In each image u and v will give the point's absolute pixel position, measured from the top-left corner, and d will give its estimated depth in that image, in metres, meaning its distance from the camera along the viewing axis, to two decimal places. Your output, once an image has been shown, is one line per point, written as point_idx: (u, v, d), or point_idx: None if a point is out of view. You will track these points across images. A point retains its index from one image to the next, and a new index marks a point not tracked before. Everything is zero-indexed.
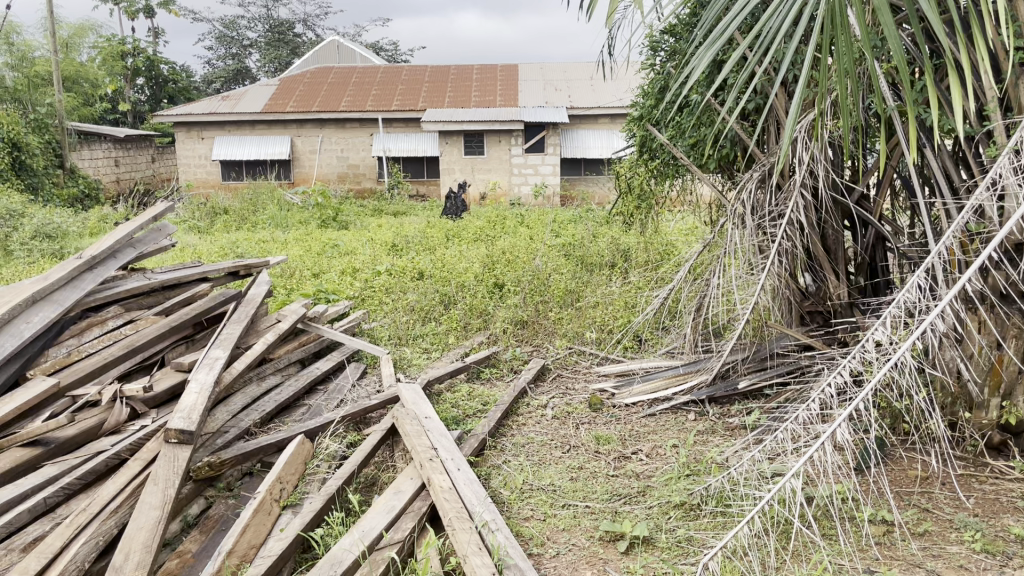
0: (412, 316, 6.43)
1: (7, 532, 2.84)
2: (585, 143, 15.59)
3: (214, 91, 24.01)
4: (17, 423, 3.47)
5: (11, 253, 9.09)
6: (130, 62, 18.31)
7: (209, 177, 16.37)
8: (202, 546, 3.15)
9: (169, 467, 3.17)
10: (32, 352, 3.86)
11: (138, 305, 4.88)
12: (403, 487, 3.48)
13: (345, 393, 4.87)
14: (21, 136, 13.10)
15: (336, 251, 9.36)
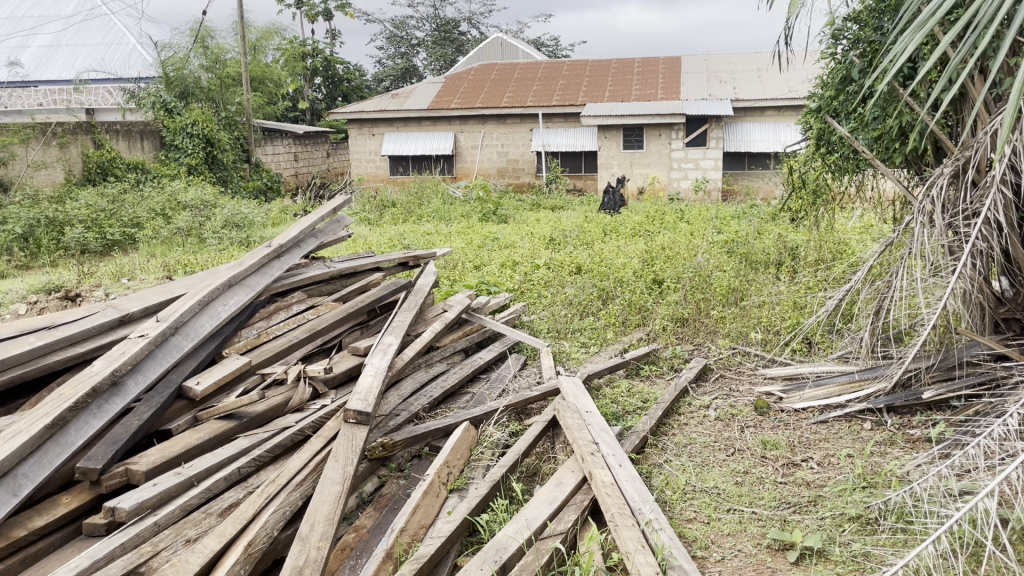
0: (570, 310, 6.47)
1: (207, 496, 3.10)
2: (751, 137, 15.07)
3: (384, 89, 25.08)
4: (213, 397, 3.77)
5: (205, 240, 9.91)
6: (309, 62, 19.82)
7: (378, 172, 17.14)
8: (377, 522, 3.32)
9: (348, 445, 3.36)
10: (228, 332, 4.19)
11: (318, 292, 5.20)
12: (565, 479, 3.51)
13: (507, 384, 4.98)
14: (214, 133, 14.19)
15: (496, 244, 9.55)
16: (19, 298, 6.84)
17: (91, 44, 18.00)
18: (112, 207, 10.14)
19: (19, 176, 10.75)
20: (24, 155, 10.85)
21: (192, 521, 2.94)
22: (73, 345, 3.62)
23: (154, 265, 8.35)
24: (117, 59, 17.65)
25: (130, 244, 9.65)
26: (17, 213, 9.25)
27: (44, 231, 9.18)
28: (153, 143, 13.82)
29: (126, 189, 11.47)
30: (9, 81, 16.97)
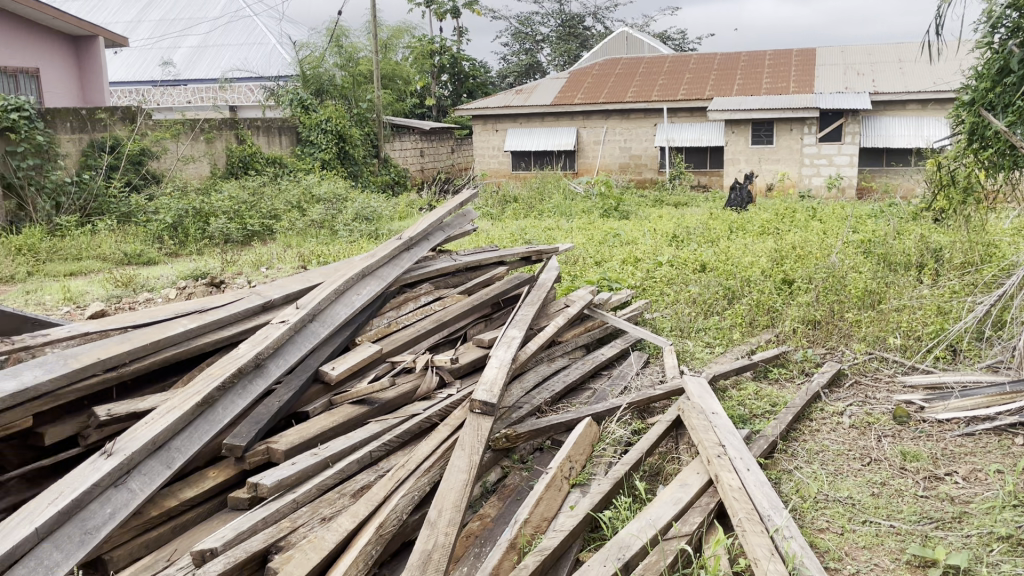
0: (695, 309, 6.34)
1: (341, 477, 3.23)
2: (889, 131, 14.31)
3: (508, 85, 25.32)
4: (347, 382, 3.93)
5: (337, 232, 10.32)
6: (437, 60, 20.23)
7: (501, 167, 17.33)
8: (500, 512, 3.36)
9: (474, 435, 3.42)
10: (361, 320, 4.34)
11: (445, 284, 5.32)
12: (689, 481, 3.45)
13: (630, 381, 4.94)
14: (346, 129, 14.75)
15: (617, 240, 9.48)
16: (169, 284, 7.33)
17: (235, 45, 18.99)
18: (253, 200, 10.69)
19: (170, 170, 11.52)
20: (174, 150, 11.63)
21: (327, 500, 3.07)
22: (221, 329, 3.84)
23: (290, 255, 8.75)
24: (259, 58, 18.58)
25: (268, 234, 10.15)
26: (169, 204, 9.90)
27: (191, 221, 9.79)
28: (291, 139, 14.47)
29: (265, 183, 12.07)
30: (162, 80, 18.14)
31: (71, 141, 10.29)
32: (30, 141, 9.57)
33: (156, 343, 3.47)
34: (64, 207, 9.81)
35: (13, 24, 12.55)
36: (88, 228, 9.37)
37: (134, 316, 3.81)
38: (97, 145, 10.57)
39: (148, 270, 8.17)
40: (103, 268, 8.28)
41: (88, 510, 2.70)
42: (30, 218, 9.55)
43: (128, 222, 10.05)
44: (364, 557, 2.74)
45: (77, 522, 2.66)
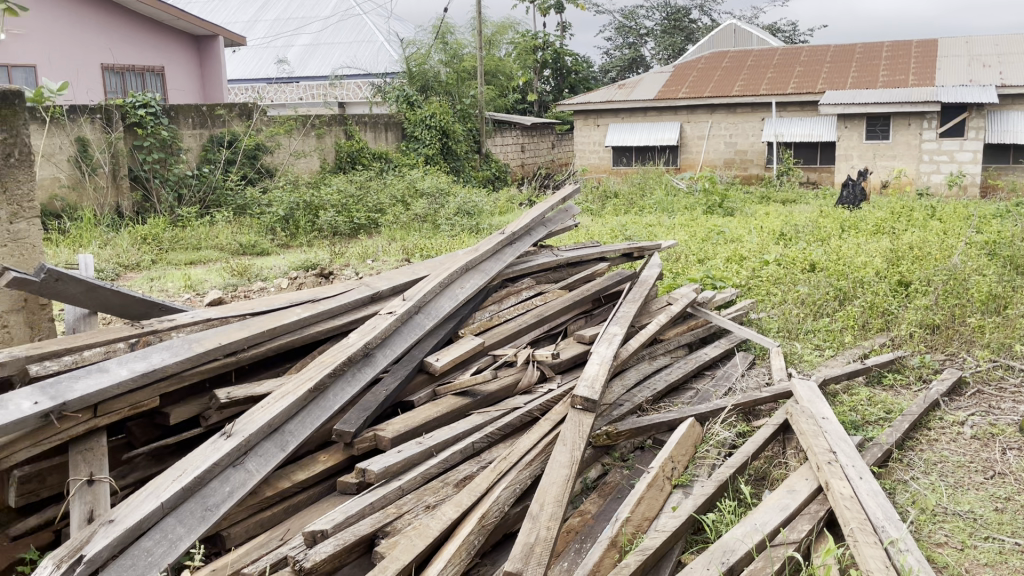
0: (804, 310, 6.14)
1: (444, 467, 3.28)
2: (1018, 125, 13.49)
3: (610, 80, 25.09)
4: (451, 373, 3.98)
5: (439, 226, 10.46)
6: (540, 55, 20.26)
7: (602, 163, 17.19)
8: (601, 509, 3.35)
9: (576, 431, 3.41)
10: (464, 313, 4.40)
11: (546, 279, 5.32)
12: (797, 487, 3.34)
13: (735, 382, 4.82)
14: (450, 125, 14.95)
15: (722, 237, 9.26)
16: (281, 274, 7.61)
17: (344, 43, 19.53)
18: (359, 194, 10.96)
19: (283, 164, 11.95)
20: (287, 145, 12.06)
21: (431, 489, 3.12)
22: (332, 318, 3.96)
23: (394, 248, 8.95)
24: (367, 56, 19.05)
25: (373, 228, 10.39)
26: (281, 197, 10.25)
27: (301, 214, 10.12)
28: (396, 135, 14.77)
29: (371, 177, 12.36)
30: (278, 77, 18.85)
31: (193, 136, 10.81)
32: (155, 137, 10.10)
33: (272, 330, 3.61)
34: (185, 198, 10.35)
35: (137, 25, 13.37)
36: (207, 219, 9.82)
37: (251, 304, 3.97)
38: (216, 140, 11.05)
39: (261, 261, 8.50)
40: (220, 258, 8.66)
41: (208, 488, 2.84)
42: (155, 209, 10.11)
43: (243, 214, 10.47)
44: (466, 547, 2.77)
45: (198, 498, 2.80)
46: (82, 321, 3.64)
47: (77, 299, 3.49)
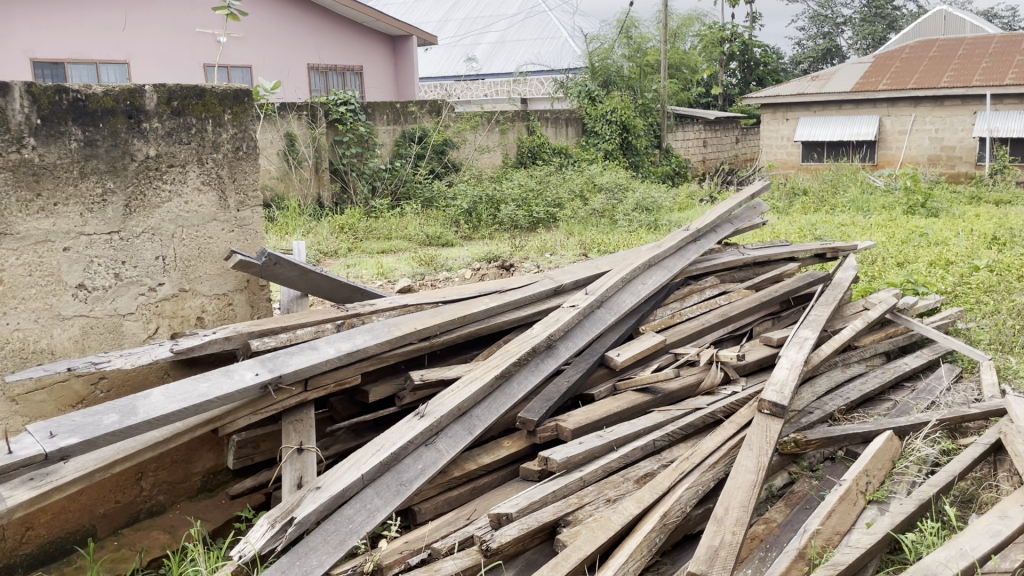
0: (1020, 322, 5.60)
1: (625, 462, 3.28)
2: None
3: (801, 72, 23.93)
4: (631, 369, 3.97)
5: (617, 222, 10.42)
6: (727, 47, 19.71)
7: (789, 158, 16.46)
8: (787, 518, 3.23)
9: (762, 436, 3.30)
10: (647, 309, 4.37)
11: (731, 278, 5.18)
12: (1012, 513, 3.06)
13: (939, 396, 4.47)
14: (631, 120, 14.85)
15: (924, 239, 8.62)
16: (466, 264, 7.88)
17: (530, 39, 19.89)
18: (539, 189, 11.10)
19: (468, 159, 12.37)
20: (472, 140, 12.47)
21: (613, 483, 3.13)
22: (518, 309, 4.06)
23: (572, 242, 9.01)
24: (551, 52, 19.31)
25: (553, 222, 10.51)
26: (465, 191, 10.61)
27: (484, 208, 10.42)
28: (577, 129, 14.87)
29: (552, 172, 12.51)
30: (467, 74, 19.48)
31: (387, 132, 11.42)
32: (354, 132, 10.75)
33: (462, 318, 3.75)
34: (378, 191, 10.94)
35: (339, 27, 14.24)
36: (397, 212, 10.33)
37: (443, 293, 4.15)
38: (408, 136, 11.61)
39: (446, 252, 8.83)
40: (408, 247, 9.11)
41: (403, 464, 3.00)
42: (351, 200, 10.78)
43: (430, 207, 10.90)
44: (648, 543, 2.76)
45: (394, 473, 2.97)
46: (295, 302, 3.99)
47: (291, 282, 3.80)
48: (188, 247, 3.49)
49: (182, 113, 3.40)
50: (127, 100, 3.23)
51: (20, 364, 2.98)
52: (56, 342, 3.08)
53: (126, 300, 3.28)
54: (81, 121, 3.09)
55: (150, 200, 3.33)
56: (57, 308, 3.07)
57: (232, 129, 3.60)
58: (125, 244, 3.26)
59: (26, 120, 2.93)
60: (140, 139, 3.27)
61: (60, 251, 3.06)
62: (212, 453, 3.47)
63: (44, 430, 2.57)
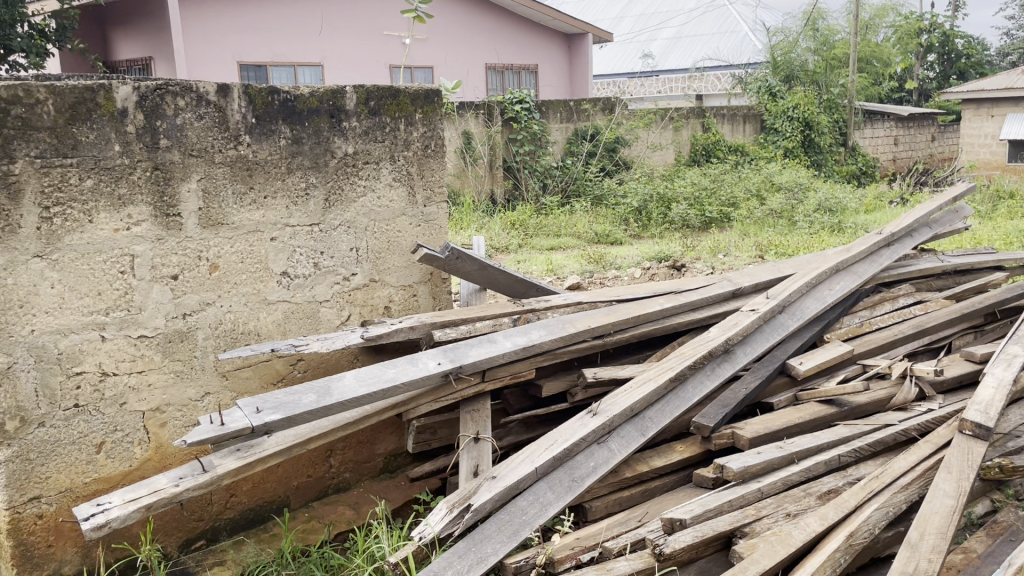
0: None
1: (807, 476, 3.13)
2: None
3: (1010, 64, 21.84)
4: (814, 379, 3.78)
5: (796, 223, 9.94)
6: (925, 38, 18.33)
7: (993, 159, 14.96)
8: (989, 550, 2.97)
9: (963, 459, 3.03)
10: (833, 316, 4.14)
11: (928, 287, 4.82)
12: None
13: None
14: (814, 116, 14.15)
15: None
16: (635, 263, 7.79)
17: (708, 34, 19.42)
18: (713, 188, 10.79)
19: (640, 156, 12.23)
20: (645, 138, 12.33)
21: (793, 497, 3.00)
22: (694, 311, 3.97)
23: (747, 243, 8.69)
24: (730, 47, 18.75)
25: (726, 222, 10.17)
26: (636, 188, 10.49)
27: (654, 206, 10.26)
28: (755, 127, 14.34)
29: (726, 170, 12.13)
30: (641, 71, 19.25)
31: (560, 129, 11.51)
32: (527, 130, 10.92)
33: (637, 317, 3.72)
34: (549, 188, 11.01)
35: (516, 27, 14.51)
36: (567, 209, 10.39)
37: (618, 291, 4.13)
38: (580, 134, 11.66)
39: (616, 250, 8.75)
40: (577, 245, 9.13)
41: (575, 460, 3.02)
42: (523, 197, 10.94)
43: (600, 204, 10.84)
44: (831, 563, 2.63)
45: (567, 469, 2.99)
46: (474, 296, 4.13)
47: (471, 276, 3.92)
48: (379, 240, 3.68)
49: (378, 112, 3.58)
50: (330, 101, 3.43)
51: (231, 344, 3.25)
52: (262, 324, 3.34)
53: (323, 288, 3.51)
54: (290, 120, 3.31)
55: (347, 194, 3.53)
56: (264, 293, 3.33)
57: (422, 128, 3.76)
58: (323, 235, 3.48)
59: (243, 119, 3.17)
60: (340, 137, 3.47)
61: (267, 241, 3.31)
62: (394, 437, 3.65)
63: (251, 406, 2.79)
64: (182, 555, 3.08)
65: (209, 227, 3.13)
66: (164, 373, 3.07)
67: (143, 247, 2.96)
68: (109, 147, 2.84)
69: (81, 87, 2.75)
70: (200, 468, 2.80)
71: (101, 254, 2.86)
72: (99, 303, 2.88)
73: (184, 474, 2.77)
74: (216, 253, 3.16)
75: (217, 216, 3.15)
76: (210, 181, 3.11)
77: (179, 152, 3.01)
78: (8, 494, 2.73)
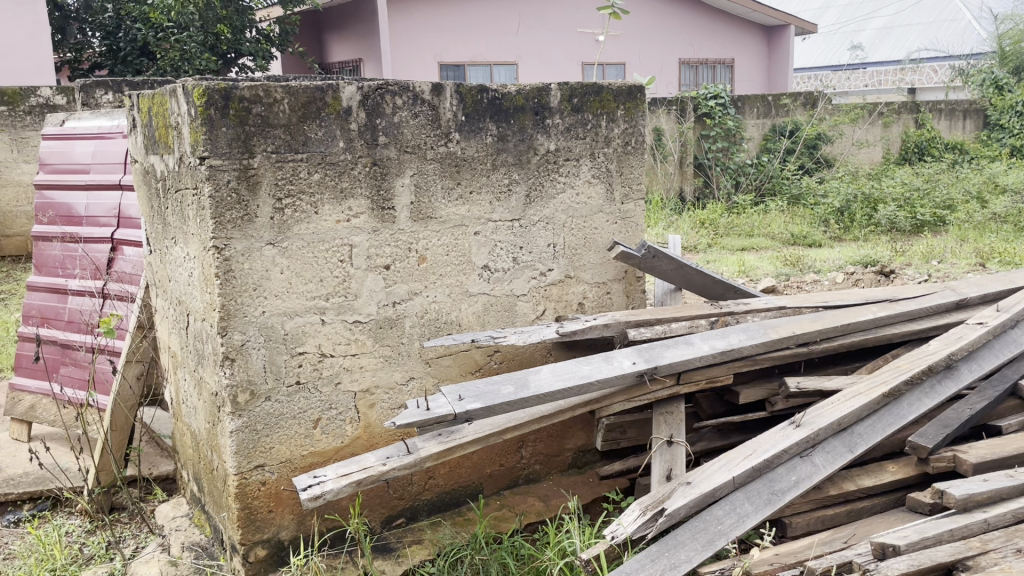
0: None
1: None
2: None
3: None
4: None
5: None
6: None
7: None
8: None
9: None
10: None
11: None
12: None
13: None
14: None
15: None
16: (837, 267, 7.35)
17: (926, 23, 17.99)
18: (926, 188, 9.96)
19: (844, 154, 11.53)
20: (851, 134, 11.60)
21: None
22: (910, 322, 3.68)
23: (965, 249, 7.94)
24: (950, 36, 17.28)
25: (942, 225, 9.34)
26: (838, 188, 9.89)
27: (859, 207, 9.60)
28: (977, 122, 13.11)
29: (942, 170, 11.15)
30: (848, 63, 18.14)
31: (757, 125, 11.08)
32: (722, 126, 10.53)
33: (846, 326, 3.49)
34: (743, 186, 10.62)
35: (713, 20, 14.14)
36: (761, 208, 10.01)
37: (825, 296, 3.91)
38: (778, 130, 11.17)
39: (815, 253, 8.29)
40: (772, 246, 8.74)
41: (776, 472, 2.88)
42: (714, 195, 10.63)
43: (797, 204, 10.31)
44: None
45: (767, 480, 2.86)
46: (669, 296, 4.05)
47: (668, 276, 3.85)
48: (576, 236, 3.70)
49: (581, 109, 3.60)
50: (535, 99, 3.48)
51: (434, 333, 3.38)
52: (463, 315, 3.45)
53: (521, 282, 3.58)
54: (496, 118, 3.39)
55: (548, 190, 3.58)
56: (466, 285, 3.44)
57: (624, 125, 3.73)
58: (523, 231, 3.54)
59: (454, 116, 3.29)
60: (543, 135, 3.52)
61: (471, 234, 3.41)
62: (583, 433, 3.67)
63: (453, 393, 2.89)
64: (384, 531, 3.25)
65: (419, 220, 3.28)
66: (375, 357, 3.25)
67: (360, 238, 3.15)
68: (334, 143, 3.03)
69: (312, 88, 2.95)
70: (405, 449, 2.94)
71: (325, 243, 3.07)
72: (321, 289, 3.09)
73: (391, 454, 2.93)
74: (424, 246, 3.31)
75: (427, 210, 3.29)
76: (421, 177, 3.25)
77: (395, 149, 3.17)
78: (237, 461, 2.98)
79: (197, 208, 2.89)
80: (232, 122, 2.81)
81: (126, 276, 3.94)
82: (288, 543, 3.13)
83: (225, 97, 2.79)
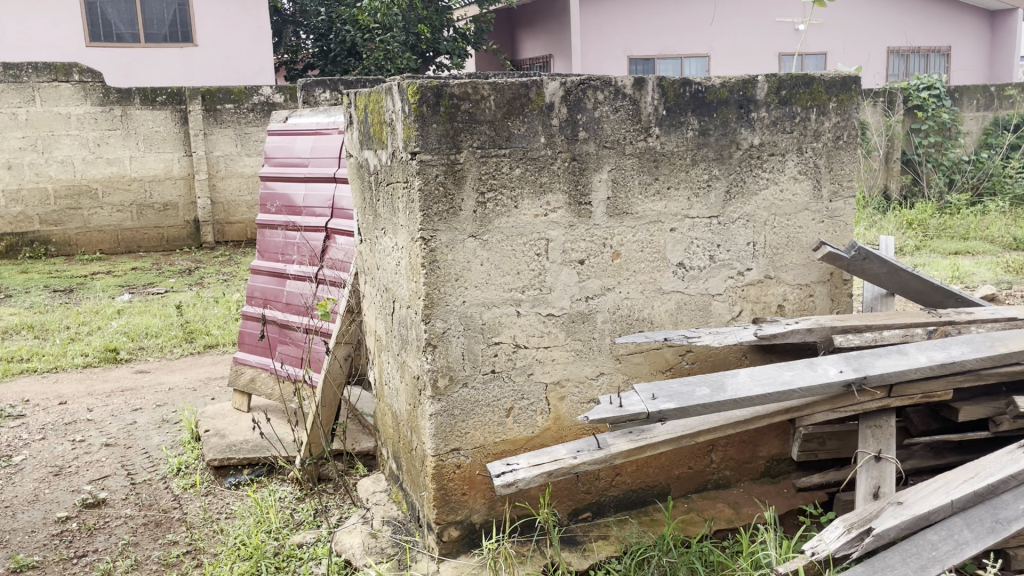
0: None
1: None
2: None
3: None
4: None
5: None
6: None
7: None
8: None
9: None
10: None
11: None
12: None
13: None
14: None
15: None
16: None
17: None
18: None
19: None
20: None
21: None
22: None
23: None
24: None
25: None
26: None
27: None
28: None
29: None
30: None
31: (975, 119, 10.16)
32: (935, 119, 9.80)
33: None
34: (957, 184, 9.80)
35: (926, 5, 13.11)
36: (979, 208, 9.17)
37: None
38: (1001, 123, 10.17)
39: None
40: (991, 250, 7.97)
41: (1001, 499, 2.63)
42: (923, 194, 9.87)
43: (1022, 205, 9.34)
44: None
45: (990, 507, 2.62)
46: (879, 301, 3.79)
47: (880, 279, 3.61)
48: (778, 234, 3.54)
49: (788, 102, 3.44)
50: (740, 91, 3.36)
51: (626, 329, 3.37)
52: (656, 312, 3.41)
53: (717, 281, 3.48)
54: (699, 112, 3.31)
55: (750, 187, 3.45)
56: (660, 282, 3.39)
57: (835, 118, 3.53)
58: (722, 229, 3.45)
59: (654, 111, 3.24)
60: (747, 129, 3.40)
61: (668, 232, 3.36)
62: (779, 440, 3.54)
63: (647, 391, 2.85)
64: (571, 523, 3.28)
65: (615, 215, 3.27)
66: (567, 350, 3.28)
67: (557, 232, 3.18)
68: (536, 139, 3.08)
69: (518, 84, 3.01)
70: (596, 444, 2.95)
71: (523, 237, 3.13)
72: (517, 282, 3.16)
73: (581, 447, 2.94)
74: (619, 242, 3.29)
75: (623, 206, 3.27)
76: (620, 172, 3.24)
77: (595, 143, 3.17)
78: (436, 443, 3.11)
79: (407, 201, 3.03)
80: (442, 119, 2.92)
81: (339, 263, 4.21)
82: (480, 526, 3.23)
83: (436, 95, 2.90)
